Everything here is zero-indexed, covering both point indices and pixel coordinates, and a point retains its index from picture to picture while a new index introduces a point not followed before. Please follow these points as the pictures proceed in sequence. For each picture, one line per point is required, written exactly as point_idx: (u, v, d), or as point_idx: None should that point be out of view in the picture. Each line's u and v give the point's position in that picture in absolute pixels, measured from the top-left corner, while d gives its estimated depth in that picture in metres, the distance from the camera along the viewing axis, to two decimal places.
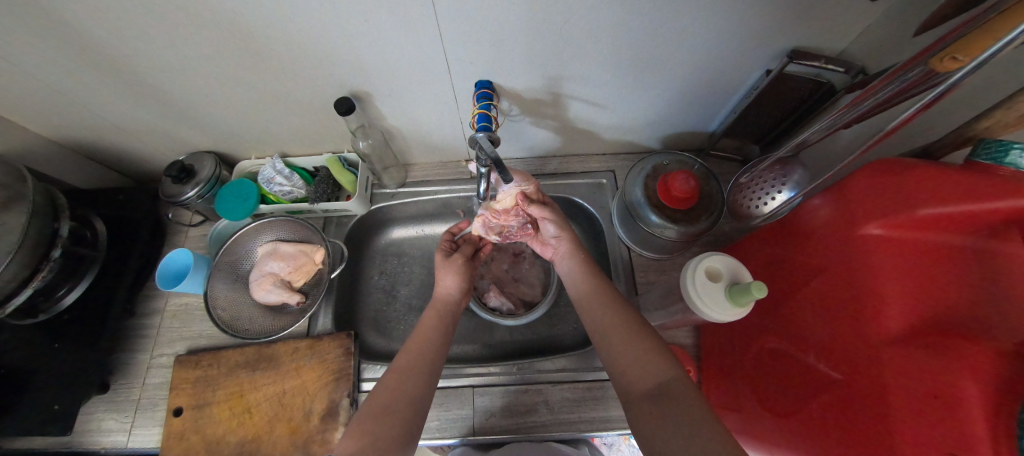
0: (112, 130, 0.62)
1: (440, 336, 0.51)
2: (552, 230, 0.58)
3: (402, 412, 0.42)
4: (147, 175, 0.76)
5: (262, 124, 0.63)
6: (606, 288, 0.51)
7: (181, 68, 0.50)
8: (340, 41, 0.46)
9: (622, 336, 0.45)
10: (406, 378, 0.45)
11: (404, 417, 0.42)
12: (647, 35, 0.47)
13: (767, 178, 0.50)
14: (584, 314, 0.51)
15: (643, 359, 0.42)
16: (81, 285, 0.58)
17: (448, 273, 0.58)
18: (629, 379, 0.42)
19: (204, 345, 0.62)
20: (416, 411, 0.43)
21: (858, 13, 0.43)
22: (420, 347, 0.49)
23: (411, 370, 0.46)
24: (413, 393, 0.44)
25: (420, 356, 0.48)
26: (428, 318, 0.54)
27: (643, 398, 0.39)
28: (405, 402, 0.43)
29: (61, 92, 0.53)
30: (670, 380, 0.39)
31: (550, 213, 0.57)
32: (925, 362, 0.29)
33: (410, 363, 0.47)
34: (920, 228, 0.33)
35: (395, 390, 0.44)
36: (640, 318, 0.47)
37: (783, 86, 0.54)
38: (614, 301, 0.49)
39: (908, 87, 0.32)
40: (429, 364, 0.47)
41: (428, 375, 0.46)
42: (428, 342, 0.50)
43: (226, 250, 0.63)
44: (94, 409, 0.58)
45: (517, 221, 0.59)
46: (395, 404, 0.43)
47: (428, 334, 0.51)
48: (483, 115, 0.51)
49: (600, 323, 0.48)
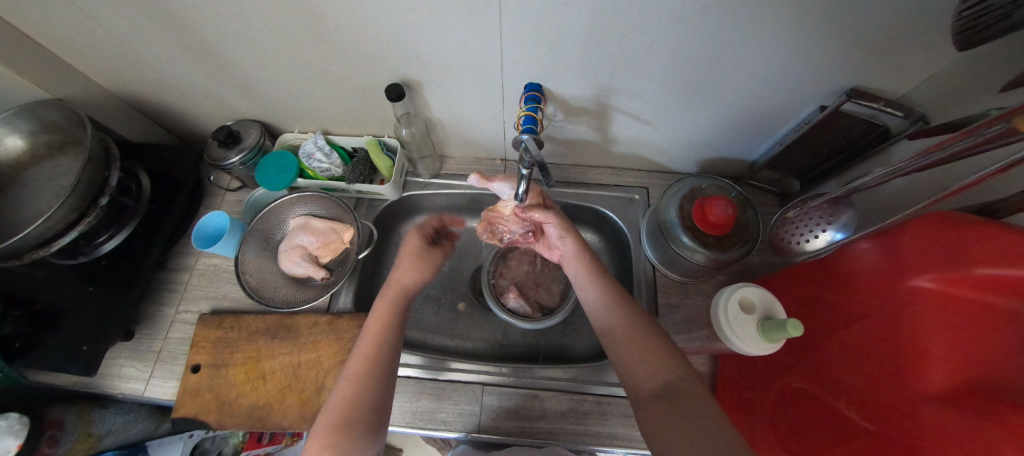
0: (169, 89, 0.65)
1: (396, 337, 0.49)
2: (557, 233, 0.58)
3: (363, 429, 0.40)
4: (192, 135, 0.79)
5: (312, 101, 0.64)
6: (613, 286, 0.50)
7: (246, 39, 0.52)
8: (403, 30, 0.47)
9: (629, 333, 0.44)
10: (361, 384, 0.43)
11: (363, 429, 0.40)
12: (704, 56, 0.46)
13: (814, 215, 0.48)
14: (591, 313, 0.50)
15: (649, 358, 0.41)
16: (120, 234, 0.60)
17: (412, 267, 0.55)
18: (635, 378, 0.41)
19: (227, 307, 0.64)
20: (375, 421, 0.41)
21: (928, 59, 0.42)
22: (373, 350, 0.46)
23: (365, 373, 0.44)
24: (372, 399, 0.42)
25: (371, 358, 0.45)
26: (382, 301, 0.52)
27: (651, 398, 0.39)
28: (358, 414, 0.41)
29: (131, 48, 0.56)
30: (678, 380, 0.38)
31: (553, 217, 0.57)
32: (961, 423, 0.28)
33: (361, 368, 0.44)
34: (975, 287, 0.31)
35: (350, 396, 0.42)
36: (647, 317, 0.46)
37: (836, 125, 0.52)
38: (622, 298, 0.48)
39: (987, 141, 0.31)
40: (383, 370, 0.45)
41: (381, 387, 0.44)
42: (382, 345, 0.47)
43: (261, 219, 0.65)
44: (117, 354, 0.60)
45: (519, 227, 0.61)
46: (350, 415, 0.40)
47: (384, 326, 0.49)
48: (529, 117, 0.51)
49: (607, 323, 0.47)
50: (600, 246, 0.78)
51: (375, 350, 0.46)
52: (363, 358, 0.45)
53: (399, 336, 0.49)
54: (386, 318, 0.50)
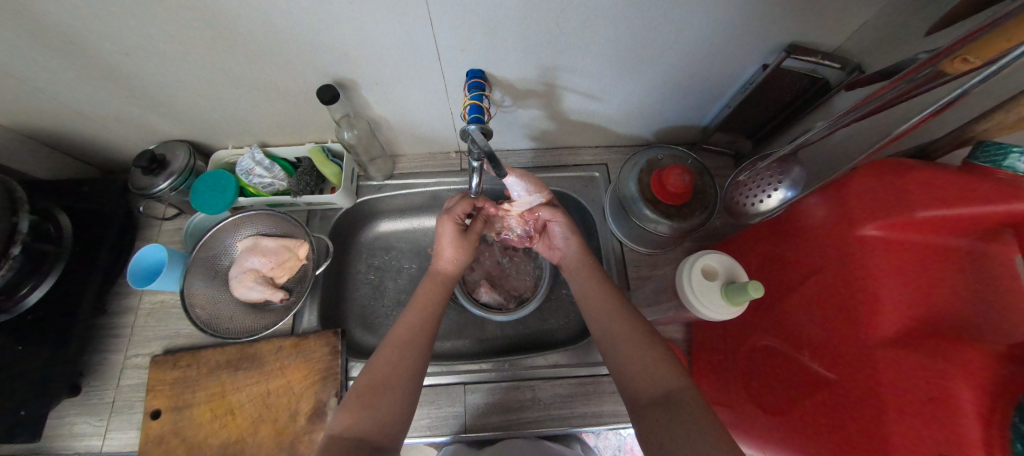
0: (73, 117, 0.58)
1: (438, 309, 0.51)
2: (561, 232, 0.58)
3: (398, 391, 0.41)
4: (113, 164, 0.71)
5: (240, 113, 0.59)
6: (612, 293, 0.50)
7: (147, 53, 0.46)
8: (323, 26, 0.43)
9: (631, 343, 0.44)
10: (402, 351, 0.44)
11: (401, 392, 0.42)
12: (645, 25, 0.45)
13: (765, 175, 0.48)
14: (591, 320, 0.49)
15: (650, 367, 0.41)
16: (46, 282, 0.54)
17: (450, 246, 0.55)
18: (636, 387, 0.41)
19: (182, 345, 0.60)
20: (412, 385, 0.43)
21: (860, 8, 0.41)
22: (414, 321, 0.48)
23: (407, 342, 0.45)
24: (411, 365, 0.44)
25: (415, 327, 0.47)
26: (424, 285, 0.53)
27: (650, 405, 0.38)
28: (397, 378, 0.42)
29: (13, 76, 0.49)
30: (676, 389, 0.38)
31: (562, 216, 0.57)
32: (917, 363, 0.29)
33: (404, 337, 0.46)
34: (915, 230, 0.33)
35: (391, 361, 0.43)
36: (649, 325, 0.46)
37: (779, 82, 0.52)
38: (622, 306, 0.48)
39: (922, 84, 0.31)
40: (423, 340, 0.46)
41: (417, 363, 0.44)
42: (423, 319, 0.48)
43: (203, 246, 0.60)
44: (65, 412, 0.55)
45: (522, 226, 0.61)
46: (391, 377, 0.42)
47: (429, 306, 0.50)
48: (473, 107, 0.48)
49: (609, 331, 0.46)
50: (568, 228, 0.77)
51: (417, 321, 0.48)
52: (404, 328, 0.47)
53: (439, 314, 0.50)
54: (416, 301, 0.51)
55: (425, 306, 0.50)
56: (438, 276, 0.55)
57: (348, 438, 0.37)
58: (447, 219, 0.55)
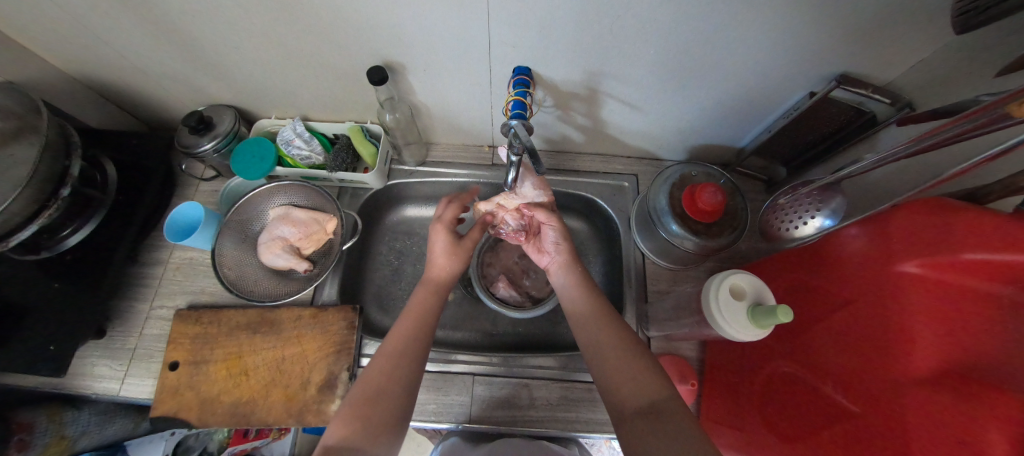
0: (133, 72, 0.60)
1: (433, 317, 0.50)
2: (553, 237, 0.57)
3: (392, 401, 0.42)
4: (160, 121, 0.74)
5: (289, 85, 0.61)
6: (602, 303, 0.50)
7: (214, 17, 0.48)
8: (385, 10, 0.44)
9: (617, 352, 0.43)
10: (395, 361, 0.45)
11: (396, 402, 0.42)
12: (697, 40, 0.45)
13: (804, 201, 0.48)
14: (577, 329, 0.49)
15: (636, 377, 0.41)
16: (85, 227, 0.56)
17: (443, 252, 0.55)
18: (620, 396, 0.40)
19: (205, 302, 0.61)
20: (407, 394, 0.43)
21: (919, 44, 0.41)
22: (408, 330, 0.48)
23: (401, 352, 0.45)
24: (405, 375, 0.44)
25: (408, 336, 0.47)
26: (416, 291, 0.53)
27: (636, 415, 0.38)
28: (392, 387, 0.43)
29: (86, 26, 0.51)
30: (662, 399, 0.38)
31: (556, 220, 0.57)
32: (947, 405, 0.28)
33: (397, 346, 0.46)
34: (959, 271, 0.32)
35: (385, 370, 0.44)
36: (635, 336, 0.45)
37: (825, 113, 0.52)
38: (610, 315, 0.48)
39: (983, 125, 0.30)
40: (418, 349, 0.46)
41: (412, 373, 0.45)
42: (415, 327, 0.48)
43: (238, 209, 0.62)
44: (89, 353, 0.57)
45: (514, 220, 0.60)
46: (385, 388, 0.43)
47: (422, 312, 0.50)
48: (517, 103, 0.49)
49: (595, 339, 0.46)
50: (590, 234, 0.77)
51: (409, 330, 0.48)
52: (398, 337, 0.47)
53: (435, 311, 0.51)
54: (408, 309, 0.50)
55: (432, 293, 0.53)
56: (431, 284, 0.54)
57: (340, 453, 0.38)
58: (440, 227, 0.56)
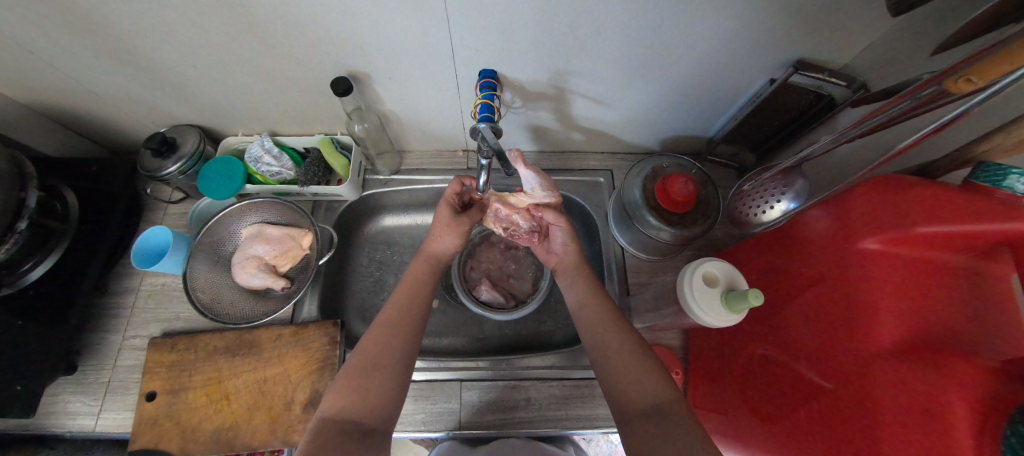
0: (87, 96, 0.58)
1: (428, 289, 0.51)
2: (562, 237, 0.57)
3: (388, 372, 0.41)
4: (122, 144, 0.72)
5: (252, 100, 0.60)
6: (605, 304, 0.49)
7: (166, 36, 0.47)
8: (342, 20, 0.44)
9: (622, 354, 0.43)
10: (390, 332, 0.44)
11: (394, 372, 0.41)
12: (659, 34, 0.45)
13: (769, 186, 0.49)
14: (584, 331, 0.49)
15: (640, 379, 0.41)
16: (49, 259, 0.54)
17: (445, 228, 0.55)
18: (625, 399, 0.40)
19: (181, 328, 0.60)
20: (404, 365, 0.42)
21: (867, 27, 0.42)
22: (404, 304, 0.48)
23: (395, 324, 0.45)
24: (401, 346, 0.43)
25: (404, 310, 0.47)
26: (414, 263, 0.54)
27: (641, 417, 0.38)
28: (388, 357, 0.42)
29: (31, 52, 0.49)
30: (667, 401, 0.38)
31: (564, 221, 0.56)
32: (915, 377, 0.29)
33: (391, 318, 0.46)
34: (916, 245, 0.33)
35: (381, 341, 0.43)
36: (638, 336, 0.45)
37: (784, 98, 0.53)
38: (615, 316, 0.47)
39: (925, 103, 0.31)
40: (414, 320, 0.46)
41: (408, 344, 0.44)
42: (411, 300, 0.48)
43: (208, 230, 0.61)
44: (60, 389, 0.55)
45: (526, 222, 0.59)
46: (382, 359, 0.42)
47: (417, 286, 0.50)
48: (485, 105, 0.49)
49: (602, 341, 0.46)
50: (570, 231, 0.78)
51: (405, 300, 0.48)
52: (393, 310, 0.47)
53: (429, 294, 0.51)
54: (405, 280, 0.51)
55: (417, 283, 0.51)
56: (430, 254, 0.55)
57: (336, 424, 0.37)
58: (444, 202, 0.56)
